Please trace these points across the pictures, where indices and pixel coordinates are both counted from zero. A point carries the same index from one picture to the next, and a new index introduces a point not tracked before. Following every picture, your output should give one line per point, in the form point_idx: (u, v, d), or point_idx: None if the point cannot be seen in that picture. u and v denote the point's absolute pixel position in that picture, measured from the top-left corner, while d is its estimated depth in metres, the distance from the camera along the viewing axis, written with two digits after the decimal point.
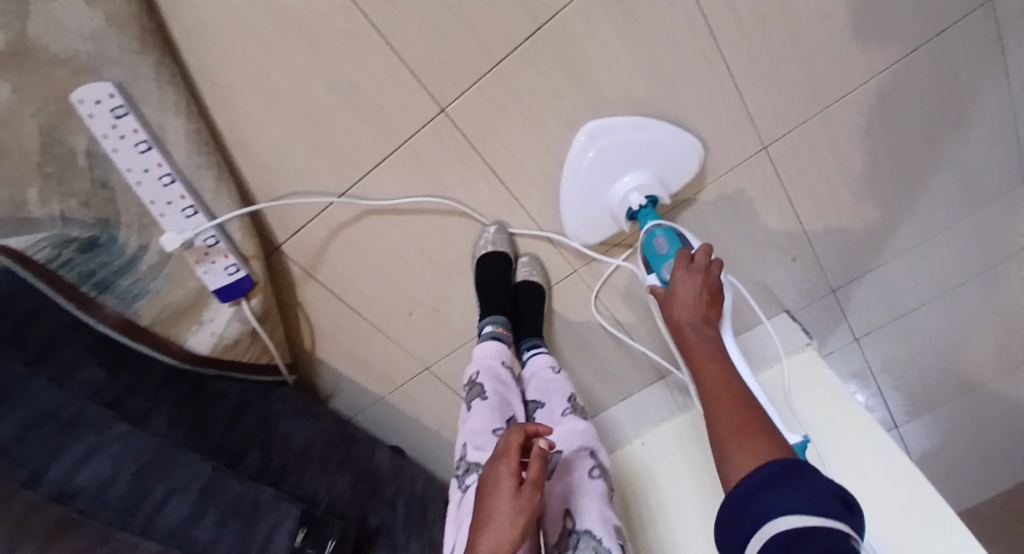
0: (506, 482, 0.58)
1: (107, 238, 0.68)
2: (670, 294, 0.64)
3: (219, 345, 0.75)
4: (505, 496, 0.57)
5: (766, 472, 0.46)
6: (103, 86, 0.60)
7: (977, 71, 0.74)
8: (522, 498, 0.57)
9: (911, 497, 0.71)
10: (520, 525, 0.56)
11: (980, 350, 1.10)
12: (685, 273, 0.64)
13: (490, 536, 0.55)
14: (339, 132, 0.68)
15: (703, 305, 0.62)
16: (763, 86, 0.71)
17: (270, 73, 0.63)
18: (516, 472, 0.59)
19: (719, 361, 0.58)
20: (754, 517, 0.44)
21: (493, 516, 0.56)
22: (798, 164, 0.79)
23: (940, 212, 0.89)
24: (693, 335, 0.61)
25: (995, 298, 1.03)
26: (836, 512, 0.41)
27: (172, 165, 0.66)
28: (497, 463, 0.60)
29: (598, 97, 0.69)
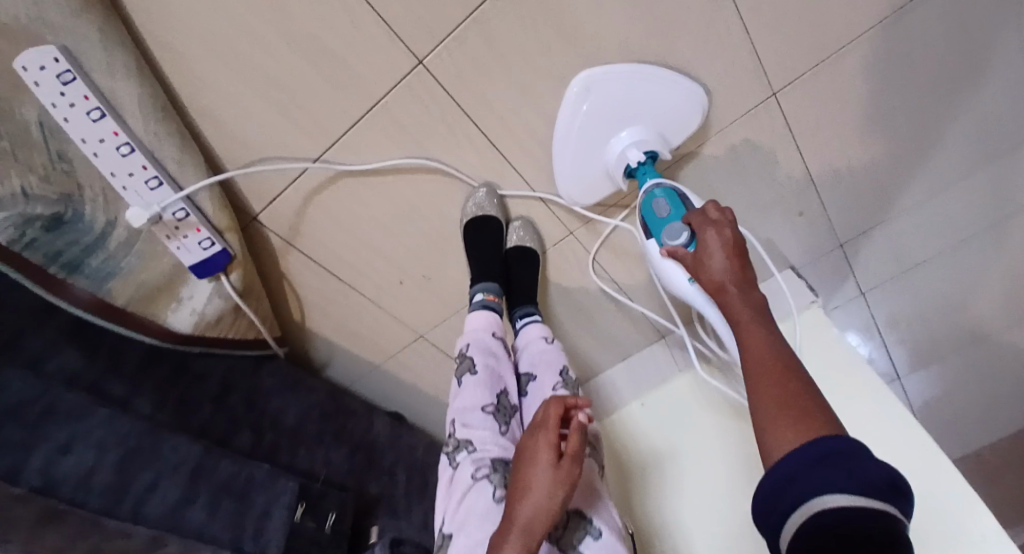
0: (545, 452, 0.56)
1: (72, 214, 0.63)
2: (699, 258, 0.58)
3: (201, 322, 0.73)
4: (543, 466, 0.55)
5: (814, 447, 0.41)
6: (47, 49, 0.54)
7: (1013, 1, 0.67)
8: (562, 470, 0.55)
9: (917, 465, 0.70)
10: (560, 498, 0.53)
11: (991, 300, 1.07)
12: (716, 232, 0.58)
13: (528, 506, 0.53)
14: (308, 94, 0.62)
15: (742, 268, 0.56)
16: (775, 26, 0.64)
17: (226, 29, 0.57)
18: (555, 443, 0.57)
19: (765, 326, 0.52)
20: (791, 495, 0.40)
21: (533, 487, 0.54)
22: (809, 113, 0.73)
23: (960, 158, 0.84)
24: (738, 295, 0.54)
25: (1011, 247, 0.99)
26: (885, 494, 0.38)
27: (130, 133, 0.61)
28: (536, 434, 0.58)
29: (592, 45, 0.62)
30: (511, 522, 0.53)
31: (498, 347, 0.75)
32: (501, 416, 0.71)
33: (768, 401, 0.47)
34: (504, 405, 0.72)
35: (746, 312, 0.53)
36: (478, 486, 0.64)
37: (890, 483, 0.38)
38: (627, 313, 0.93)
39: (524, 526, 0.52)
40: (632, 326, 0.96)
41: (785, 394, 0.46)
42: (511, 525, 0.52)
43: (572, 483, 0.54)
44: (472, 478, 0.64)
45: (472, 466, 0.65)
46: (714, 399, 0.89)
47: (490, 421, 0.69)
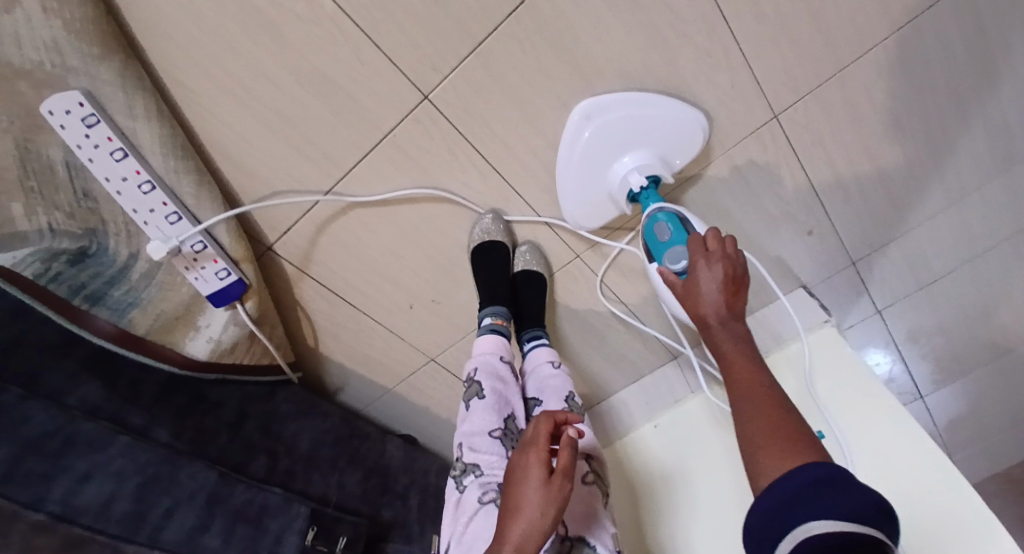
0: (535, 470, 0.56)
1: (97, 248, 0.66)
2: (692, 290, 0.56)
3: (217, 349, 0.75)
4: (534, 484, 0.55)
5: (802, 474, 0.41)
6: (71, 94, 0.58)
7: (1011, 15, 0.67)
8: (553, 486, 0.55)
9: (937, 490, 0.69)
10: (551, 516, 0.53)
11: (1012, 313, 1.04)
12: (707, 263, 0.56)
13: (521, 523, 0.53)
14: (319, 128, 0.64)
15: (730, 300, 0.54)
16: (772, 50, 0.65)
17: (240, 70, 0.60)
18: (546, 460, 0.57)
19: (748, 363, 0.52)
20: (781, 519, 0.40)
21: (523, 505, 0.54)
22: (812, 132, 0.74)
23: (971, 170, 0.83)
24: (724, 333, 0.54)
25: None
26: (869, 520, 0.38)
27: (151, 172, 0.63)
28: (526, 451, 0.59)
29: (591, 73, 0.64)
30: (504, 539, 0.53)
31: (506, 371, 0.76)
32: (509, 440, 0.71)
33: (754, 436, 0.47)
34: (512, 430, 0.72)
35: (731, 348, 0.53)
36: (483, 510, 0.64)
37: (879, 509, 0.38)
38: (637, 334, 0.93)
39: (517, 545, 0.52)
40: (643, 346, 0.96)
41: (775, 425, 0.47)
42: (503, 544, 0.53)
43: (563, 499, 0.54)
44: (477, 502, 0.65)
45: (479, 490, 0.66)
46: (726, 420, 0.88)
47: (497, 445, 0.70)
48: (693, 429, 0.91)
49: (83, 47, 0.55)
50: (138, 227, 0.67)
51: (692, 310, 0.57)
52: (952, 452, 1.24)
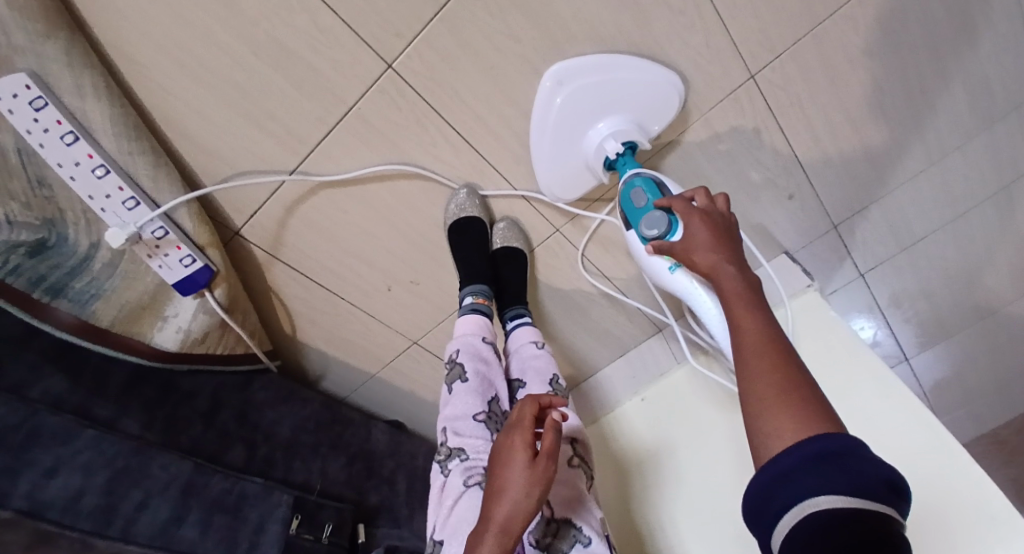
0: (520, 452, 0.53)
1: (56, 239, 0.63)
2: (691, 245, 0.56)
3: (187, 339, 0.73)
4: (518, 467, 0.52)
5: (810, 447, 0.39)
6: (17, 76, 0.54)
7: None
8: (537, 469, 0.52)
9: (931, 458, 0.68)
10: (535, 496, 0.51)
11: (996, 272, 1.04)
12: (700, 216, 0.56)
13: (504, 504, 0.51)
14: (279, 103, 0.62)
15: (724, 246, 0.54)
16: (747, 5, 0.63)
17: (191, 44, 0.57)
18: (530, 442, 0.54)
19: (759, 308, 0.50)
20: (781, 495, 0.38)
21: (508, 487, 0.51)
22: (790, 94, 0.72)
23: (952, 127, 0.82)
24: (735, 278, 0.52)
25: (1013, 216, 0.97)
26: (878, 494, 0.36)
27: (104, 155, 0.60)
28: (511, 433, 0.55)
29: (560, 37, 0.61)
30: (488, 521, 0.51)
31: (489, 352, 0.74)
32: (493, 423, 0.69)
33: (766, 383, 0.45)
34: (496, 412, 0.71)
35: (739, 290, 0.51)
36: (468, 494, 0.63)
37: (888, 484, 0.37)
38: (621, 308, 0.92)
39: (501, 525, 0.50)
40: (628, 320, 0.95)
41: (781, 381, 0.45)
42: (489, 525, 0.50)
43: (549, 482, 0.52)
44: (462, 487, 0.63)
45: (462, 474, 0.64)
46: (711, 390, 0.89)
47: (481, 429, 0.68)
48: (679, 399, 0.91)
49: (24, 23, 0.52)
50: (97, 214, 0.63)
51: (694, 265, 0.56)
52: (940, 413, 1.25)
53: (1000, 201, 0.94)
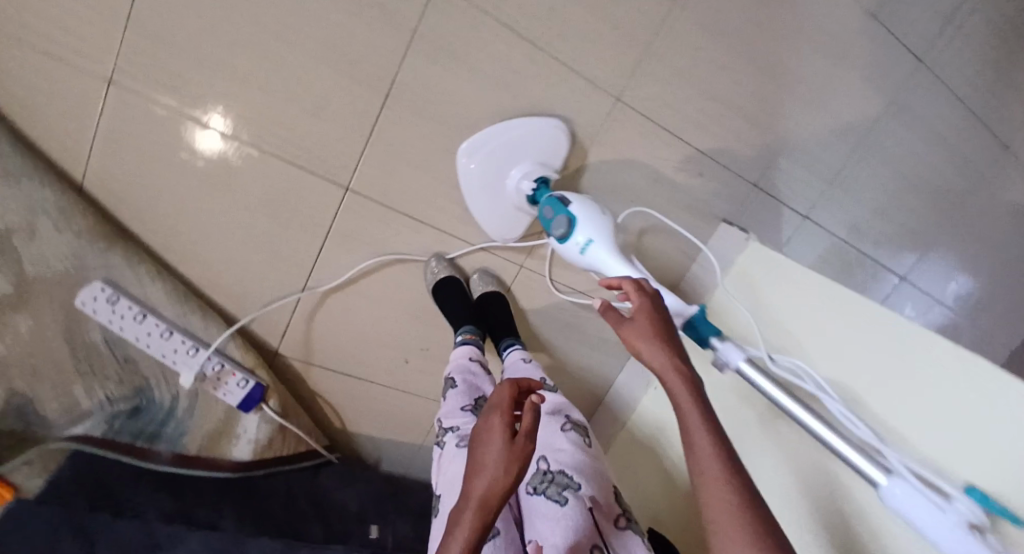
0: (498, 435, 0.59)
1: (146, 401, 0.83)
2: (633, 342, 0.64)
3: (258, 447, 0.88)
4: (496, 448, 0.58)
5: None
6: (94, 284, 0.76)
7: None
8: (515, 449, 0.57)
9: (969, 391, 0.64)
10: (512, 472, 0.56)
11: (940, 168, 1.14)
12: (642, 315, 0.65)
13: (484, 480, 0.56)
14: (279, 239, 0.84)
15: (664, 339, 0.63)
16: (587, 52, 0.82)
17: (207, 221, 0.80)
18: (507, 425, 0.59)
19: (706, 415, 0.59)
20: None
21: (487, 464, 0.57)
22: (656, 100, 0.89)
23: (815, 73, 0.95)
24: (680, 377, 0.61)
25: (925, 120, 1.07)
26: None
27: (166, 321, 0.81)
28: (490, 417, 0.61)
29: (458, 124, 0.82)
30: (469, 496, 0.56)
31: (480, 367, 0.87)
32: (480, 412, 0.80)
33: (718, 500, 0.54)
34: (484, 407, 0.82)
35: (687, 397, 0.60)
36: (455, 455, 0.74)
37: None
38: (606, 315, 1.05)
39: (481, 497, 0.56)
40: None
41: (735, 497, 0.54)
42: (470, 498, 0.56)
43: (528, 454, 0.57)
44: (451, 451, 0.75)
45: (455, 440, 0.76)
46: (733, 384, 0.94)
47: (468, 415, 0.79)
48: (702, 387, 1.02)
49: (97, 248, 0.75)
50: (171, 367, 0.83)
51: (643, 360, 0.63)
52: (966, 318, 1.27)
53: (898, 114, 1.04)
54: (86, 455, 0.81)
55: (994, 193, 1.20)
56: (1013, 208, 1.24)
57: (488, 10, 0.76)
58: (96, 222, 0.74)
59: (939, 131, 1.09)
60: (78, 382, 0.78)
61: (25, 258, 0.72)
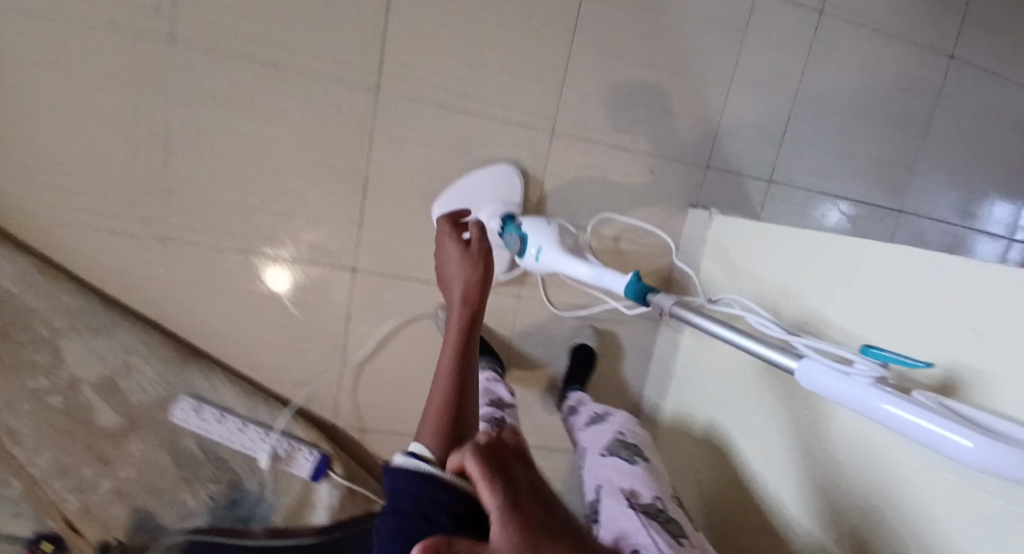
0: (453, 247, 0.77)
1: (241, 492, 0.98)
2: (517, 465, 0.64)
3: (330, 509, 1.01)
4: (453, 250, 0.77)
5: None
6: (183, 400, 0.96)
7: None
8: (471, 249, 0.76)
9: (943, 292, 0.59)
10: (474, 269, 0.74)
11: (898, 96, 1.12)
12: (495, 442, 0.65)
13: (459, 284, 0.74)
14: (313, 327, 1.02)
15: None
16: (512, 105, 1.00)
17: (254, 327, 1.00)
18: (462, 241, 0.77)
19: None
20: None
21: (456, 274, 0.75)
22: (585, 124, 1.03)
23: (723, 55, 1.03)
24: None
25: (853, 60, 1.09)
26: None
27: (239, 416, 0.98)
28: (442, 236, 0.79)
29: (426, 193, 1.00)
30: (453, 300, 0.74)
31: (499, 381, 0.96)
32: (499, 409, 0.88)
33: None
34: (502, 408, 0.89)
35: None
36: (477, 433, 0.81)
37: None
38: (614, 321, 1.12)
39: (461, 297, 0.73)
40: (628, 327, 1.13)
41: None
42: (454, 303, 0.74)
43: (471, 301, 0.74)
44: None
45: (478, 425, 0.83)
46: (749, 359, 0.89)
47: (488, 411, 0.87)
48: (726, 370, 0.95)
49: (177, 370, 0.96)
50: (252, 454, 0.98)
51: None
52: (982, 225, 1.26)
53: (821, 60, 1.07)
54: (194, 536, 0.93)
55: (976, 96, 1.15)
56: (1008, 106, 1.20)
57: (421, 101, 0.96)
58: (174, 350, 0.96)
59: (875, 63, 1.10)
60: (184, 488, 0.97)
61: (127, 393, 0.94)
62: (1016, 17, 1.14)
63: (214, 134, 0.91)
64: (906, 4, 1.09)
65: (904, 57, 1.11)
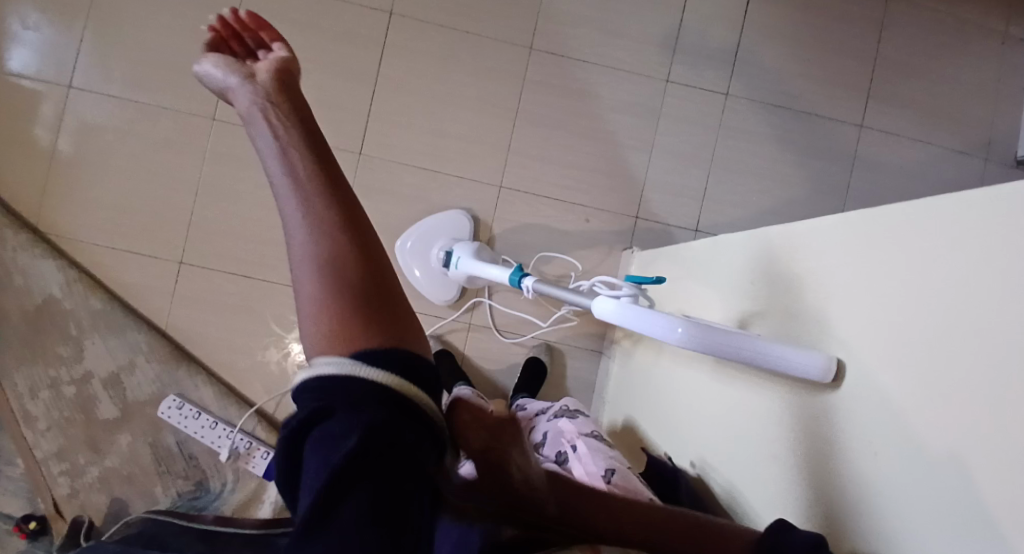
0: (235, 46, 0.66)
1: (205, 490, 1.13)
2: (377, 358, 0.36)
3: (277, 507, 1.13)
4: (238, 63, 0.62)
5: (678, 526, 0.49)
6: (169, 397, 1.15)
7: (565, 70, 1.23)
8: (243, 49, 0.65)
9: (887, 271, 0.49)
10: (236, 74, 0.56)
11: (816, 161, 1.27)
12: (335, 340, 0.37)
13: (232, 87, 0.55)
14: (290, 343, 1.21)
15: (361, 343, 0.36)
16: (466, 165, 1.22)
17: (241, 340, 1.20)
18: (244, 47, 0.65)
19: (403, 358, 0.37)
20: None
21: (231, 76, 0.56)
22: (527, 181, 1.23)
23: (646, 128, 1.25)
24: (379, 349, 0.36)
25: (768, 130, 1.26)
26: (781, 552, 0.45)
27: (213, 414, 1.16)
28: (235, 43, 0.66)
29: (392, 234, 1.22)
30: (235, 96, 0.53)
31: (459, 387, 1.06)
32: None
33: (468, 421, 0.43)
34: None
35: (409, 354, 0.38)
36: None
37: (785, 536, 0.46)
38: (554, 354, 1.25)
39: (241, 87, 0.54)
40: (569, 361, 1.26)
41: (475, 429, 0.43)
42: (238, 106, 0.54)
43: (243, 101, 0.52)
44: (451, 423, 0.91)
45: None
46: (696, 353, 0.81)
47: None
48: (678, 364, 0.87)
49: (171, 371, 1.16)
50: (216, 451, 1.15)
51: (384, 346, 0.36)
52: None
53: (733, 133, 1.26)
54: (150, 518, 1.06)
55: (895, 162, 1.28)
56: (940, 173, 1.29)
57: (392, 161, 1.21)
58: (173, 354, 1.17)
59: (788, 133, 1.26)
60: (157, 481, 1.12)
61: (127, 389, 1.14)
62: (927, 99, 1.28)
63: (233, 185, 1.19)
64: (812, 87, 1.27)
65: (819, 129, 1.27)
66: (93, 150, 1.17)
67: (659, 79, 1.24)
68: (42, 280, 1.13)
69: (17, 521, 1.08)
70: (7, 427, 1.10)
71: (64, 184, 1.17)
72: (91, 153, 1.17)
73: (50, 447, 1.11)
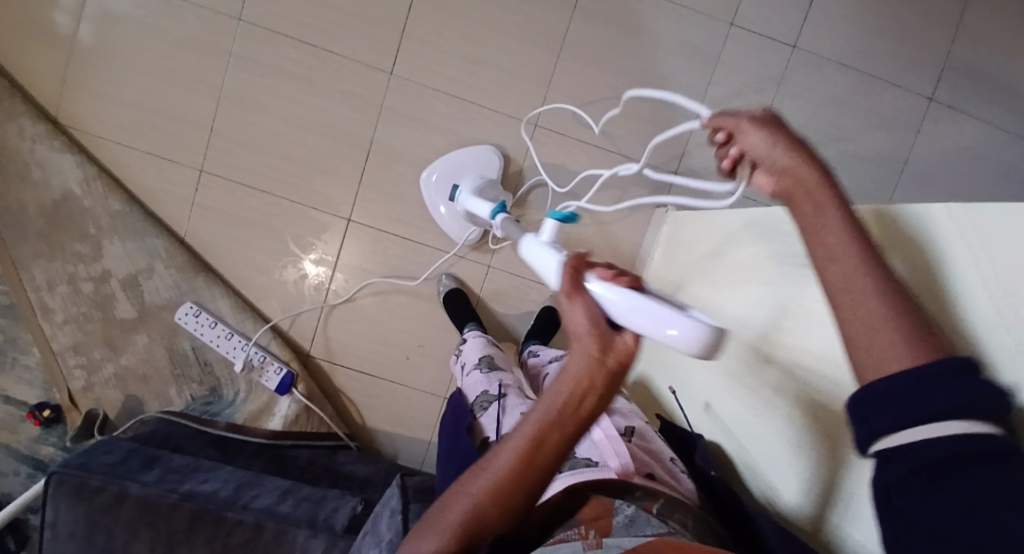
0: None
1: (219, 397, 1.16)
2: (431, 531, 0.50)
3: (286, 420, 1.15)
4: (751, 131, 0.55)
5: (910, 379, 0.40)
6: (186, 304, 1.15)
7: (621, 1, 1.12)
8: None
9: None
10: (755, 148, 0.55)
11: (876, 131, 1.18)
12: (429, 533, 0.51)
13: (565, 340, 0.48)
14: (306, 264, 1.19)
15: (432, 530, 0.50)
16: (503, 97, 1.15)
17: (258, 256, 1.18)
18: None
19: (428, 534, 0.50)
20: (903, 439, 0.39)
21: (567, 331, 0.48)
22: (565, 121, 1.16)
23: (700, 75, 1.15)
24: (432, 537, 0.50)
25: (831, 91, 1.16)
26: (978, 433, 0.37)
27: (229, 326, 1.16)
28: None
29: (419, 163, 1.17)
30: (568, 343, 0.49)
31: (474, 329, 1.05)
32: (471, 345, 0.97)
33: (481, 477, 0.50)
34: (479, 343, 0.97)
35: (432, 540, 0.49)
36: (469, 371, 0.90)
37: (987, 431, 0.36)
38: None
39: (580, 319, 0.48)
40: None
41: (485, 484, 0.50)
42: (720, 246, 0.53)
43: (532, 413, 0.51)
44: (467, 370, 0.91)
45: (473, 357, 0.93)
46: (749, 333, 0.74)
47: (472, 345, 0.97)
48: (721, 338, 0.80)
49: (188, 279, 1.15)
50: (230, 361, 1.17)
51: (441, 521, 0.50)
52: None
53: (791, 90, 1.16)
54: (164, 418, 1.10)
55: (960, 142, 1.19)
56: (1005, 158, 1.20)
57: (426, 85, 1.14)
58: (189, 262, 1.16)
59: (852, 96, 1.17)
60: (172, 384, 1.15)
61: (145, 291, 1.14)
62: (1010, 74, 1.17)
63: (257, 93, 1.13)
64: (888, 48, 1.16)
65: (887, 94, 1.17)
66: (113, 39, 1.10)
67: (723, 21, 1.14)
68: (60, 174, 1.10)
69: (31, 408, 1.13)
70: (25, 315, 1.11)
71: (83, 74, 1.11)
72: (110, 43, 1.10)
73: (67, 341, 1.12)
